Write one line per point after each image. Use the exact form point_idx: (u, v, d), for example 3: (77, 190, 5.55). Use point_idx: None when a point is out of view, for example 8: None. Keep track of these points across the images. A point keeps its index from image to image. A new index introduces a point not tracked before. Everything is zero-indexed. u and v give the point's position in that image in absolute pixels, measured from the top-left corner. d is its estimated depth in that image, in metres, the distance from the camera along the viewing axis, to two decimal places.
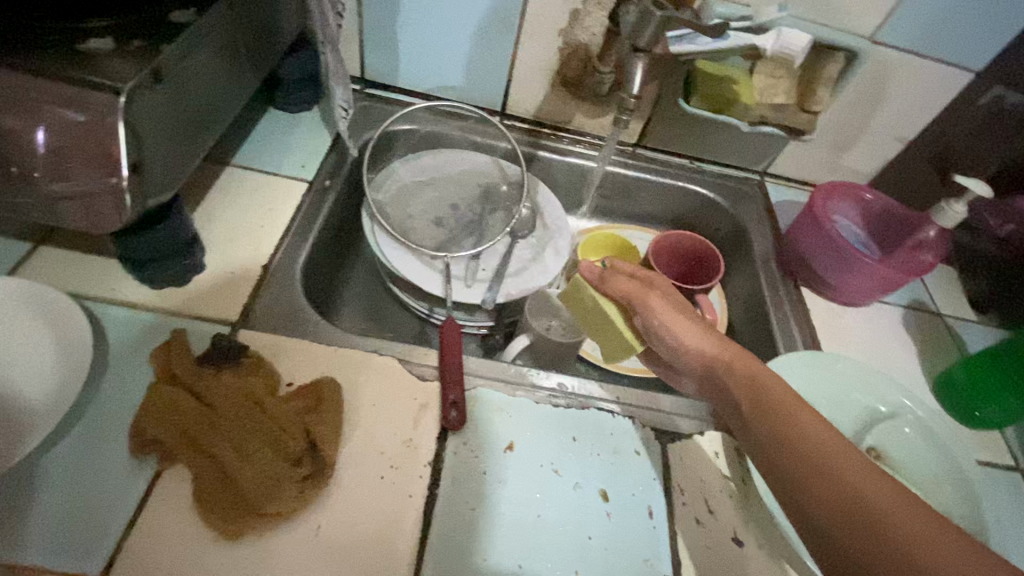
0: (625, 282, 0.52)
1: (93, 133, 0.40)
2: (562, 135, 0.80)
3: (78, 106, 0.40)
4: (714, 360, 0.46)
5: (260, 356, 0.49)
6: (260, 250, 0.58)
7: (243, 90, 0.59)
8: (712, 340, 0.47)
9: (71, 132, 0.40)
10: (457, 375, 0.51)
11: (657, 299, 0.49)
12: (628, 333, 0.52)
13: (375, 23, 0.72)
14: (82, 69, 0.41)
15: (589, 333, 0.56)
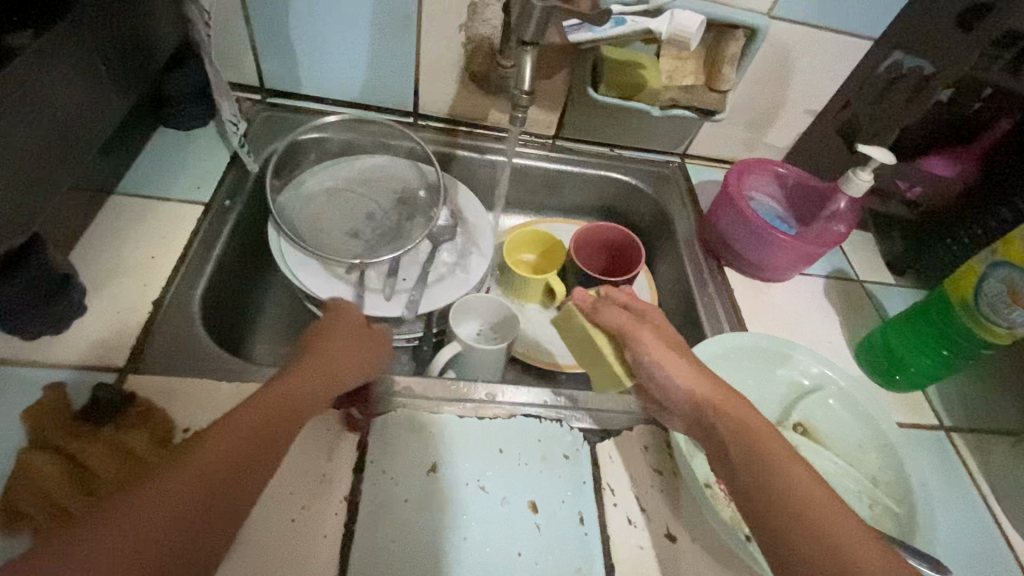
0: (616, 314, 0.51)
1: None
2: (478, 132, 0.78)
3: None
4: (694, 392, 0.45)
5: (151, 403, 0.45)
6: (151, 285, 0.54)
7: (112, 112, 0.55)
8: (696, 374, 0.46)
9: None
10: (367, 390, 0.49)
11: (649, 333, 0.49)
12: (618, 368, 0.51)
13: (263, 27, 0.67)
14: None
15: (579, 360, 0.56)
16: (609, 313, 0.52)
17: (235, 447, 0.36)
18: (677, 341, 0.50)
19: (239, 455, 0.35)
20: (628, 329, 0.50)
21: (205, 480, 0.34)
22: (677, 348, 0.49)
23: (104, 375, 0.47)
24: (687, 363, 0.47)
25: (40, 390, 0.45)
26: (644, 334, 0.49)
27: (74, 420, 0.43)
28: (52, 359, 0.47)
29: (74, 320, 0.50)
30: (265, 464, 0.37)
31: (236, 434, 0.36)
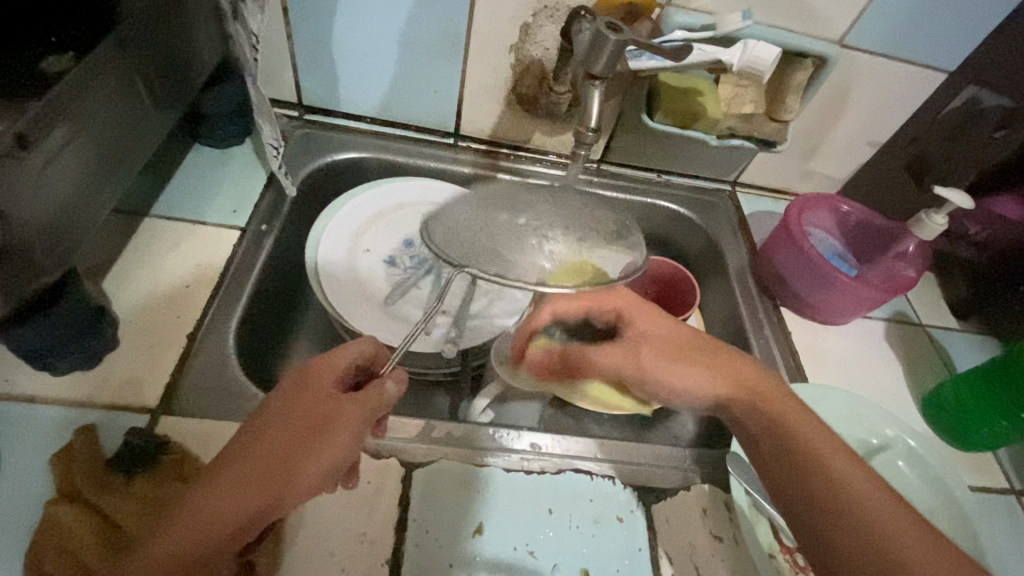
0: (606, 351, 0.49)
1: None
2: (521, 155, 0.75)
3: None
4: (717, 397, 0.45)
5: (185, 450, 0.43)
6: (186, 315, 0.51)
7: (153, 133, 0.52)
8: (710, 370, 0.45)
9: None
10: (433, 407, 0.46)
11: (649, 355, 0.47)
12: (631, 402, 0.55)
13: (306, 44, 0.64)
14: None
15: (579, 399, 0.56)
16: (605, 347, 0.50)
17: (248, 456, 0.35)
18: (658, 331, 0.49)
19: (251, 461, 0.35)
20: (629, 363, 0.48)
21: (221, 490, 0.34)
22: (671, 346, 0.47)
23: (136, 417, 0.45)
24: (687, 359, 0.46)
25: (71, 433, 0.42)
26: (645, 358, 0.47)
27: (106, 468, 0.41)
28: (82, 397, 0.45)
29: (107, 354, 0.47)
30: (287, 469, 0.35)
31: (247, 441, 0.36)
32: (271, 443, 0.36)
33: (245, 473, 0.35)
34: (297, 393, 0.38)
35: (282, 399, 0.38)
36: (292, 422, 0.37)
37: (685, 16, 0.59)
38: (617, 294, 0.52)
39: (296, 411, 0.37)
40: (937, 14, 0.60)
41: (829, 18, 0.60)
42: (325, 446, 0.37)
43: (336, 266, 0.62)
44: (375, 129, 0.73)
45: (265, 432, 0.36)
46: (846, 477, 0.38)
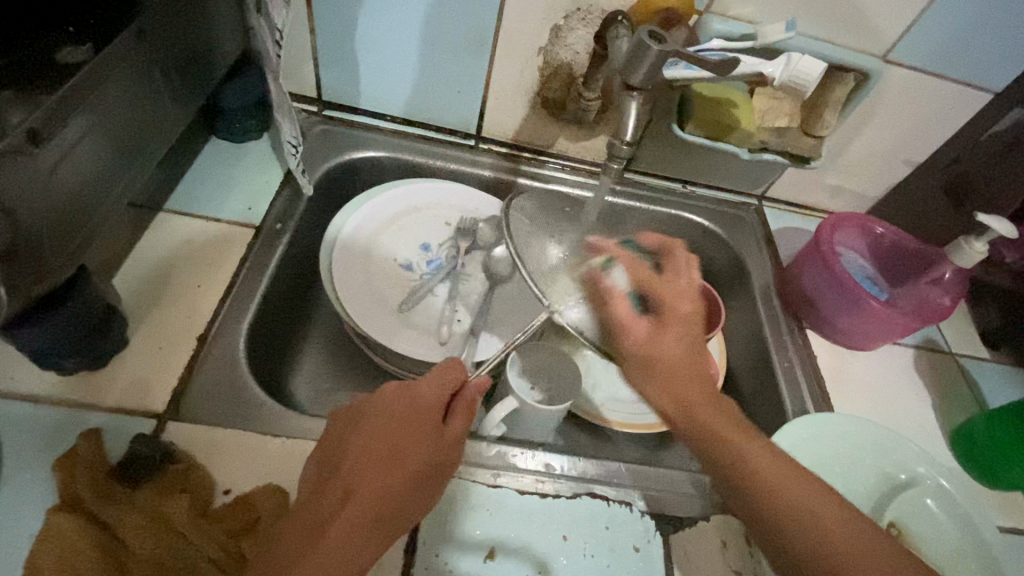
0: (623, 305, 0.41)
1: None
2: (544, 159, 0.72)
3: None
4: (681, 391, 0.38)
5: (192, 460, 0.42)
6: (195, 316, 0.50)
7: (171, 126, 0.51)
8: (674, 383, 0.38)
9: None
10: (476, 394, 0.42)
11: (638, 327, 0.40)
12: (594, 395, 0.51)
13: (328, 38, 0.62)
14: None
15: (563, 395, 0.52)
16: (665, 334, 0.39)
17: (377, 481, 0.36)
18: (683, 350, 0.39)
19: (384, 485, 0.36)
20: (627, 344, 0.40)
21: (356, 515, 0.35)
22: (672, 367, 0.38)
23: (142, 422, 0.43)
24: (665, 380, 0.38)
25: (75, 438, 0.41)
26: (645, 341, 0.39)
27: (111, 477, 0.40)
28: (87, 400, 0.43)
29: (115, 355, 0.46)
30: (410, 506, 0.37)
31: (373, 465, 0.37)
32: (401, 468, 0.37)
33: (378, 497, 0.36)
34: (414, 417, 0.40)
35: (400, 420, 0.39)
36: (420, 448, 0.38)
37: (724, 24, 0.57)
38: (680, 291, 0.41)
39: (418, 438, 0.39)
40: (987, 33, 0.57)
41: (873, 32, 0.58)
42: (444, 474, 0.38)
43: (350, 268, 0.61)
44: (395, 127, 0.71)
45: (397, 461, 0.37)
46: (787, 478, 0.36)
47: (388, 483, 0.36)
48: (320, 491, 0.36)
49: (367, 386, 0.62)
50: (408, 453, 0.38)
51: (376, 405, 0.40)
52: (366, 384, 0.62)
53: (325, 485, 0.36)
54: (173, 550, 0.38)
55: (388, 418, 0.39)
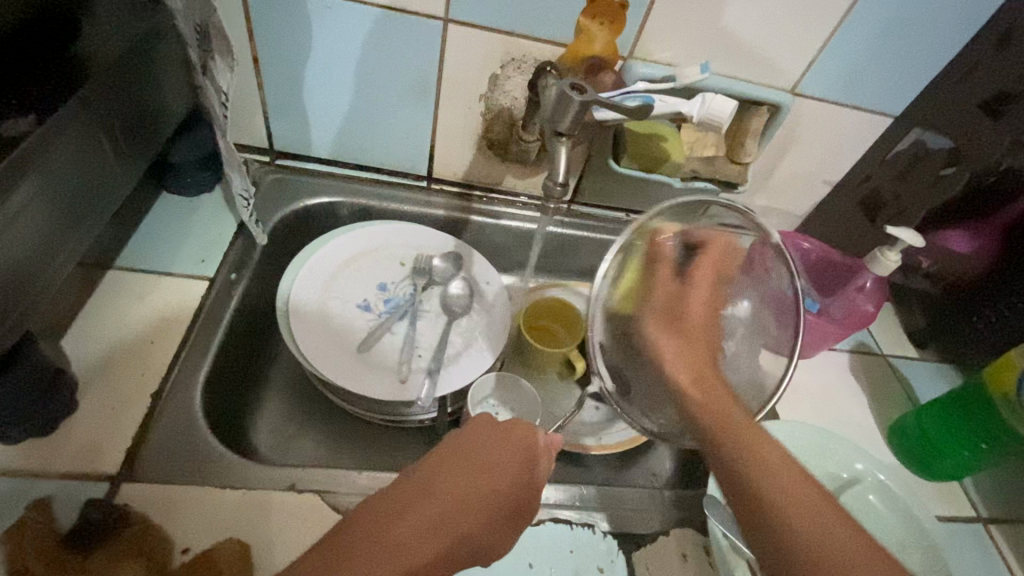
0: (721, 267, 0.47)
1: None
2: (493, 197, 0.76)
3: None
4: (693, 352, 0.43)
5: (147, 522, 0.42)
6: (149, 373, 0.50)
7: (118, 187, 0.51)
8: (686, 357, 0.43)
9: None
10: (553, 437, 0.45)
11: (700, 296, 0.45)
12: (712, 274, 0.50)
13: (276, 93, 0.65)
14: None
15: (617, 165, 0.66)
16: (697, 295, 0.45)
17: (462, 515, 0.37)
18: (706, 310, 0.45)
19: (471, 521, 0.38)
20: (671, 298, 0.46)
21: (440, 537, 0.36)
22: (697, 337, 0.44)
23: (95, 486, 0.43)
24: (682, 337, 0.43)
25: (22, 509, 0.40)
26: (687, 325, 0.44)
27: (60, 547, 0.39)
28: (36, 469, 0.42)
29: (64, 421, 0.45)
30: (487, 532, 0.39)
31: (477, 482, 0.39)
32: (493, 509, 0.39)
33: (466, 528, 0.37)
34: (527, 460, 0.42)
35: (500, 460, 0.41)
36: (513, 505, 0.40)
37: (645, 67, 0.62)
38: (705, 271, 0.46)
39: (519, 467, 0.41)
40: (878, 66, 0.64)
41: (780, 69, 0.64)
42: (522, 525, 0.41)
43: (309, 314, 0.62)
44: (349, 173, 0.73)
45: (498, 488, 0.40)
46: (781, 479, 0.36)
47: (478, 497, 0.39)
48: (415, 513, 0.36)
49: (330, 430, 0.62)
50: (498, 482, 0.40)
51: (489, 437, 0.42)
52: (330, 427, 0.62)
53: (413, 499, 0.37)
54: None
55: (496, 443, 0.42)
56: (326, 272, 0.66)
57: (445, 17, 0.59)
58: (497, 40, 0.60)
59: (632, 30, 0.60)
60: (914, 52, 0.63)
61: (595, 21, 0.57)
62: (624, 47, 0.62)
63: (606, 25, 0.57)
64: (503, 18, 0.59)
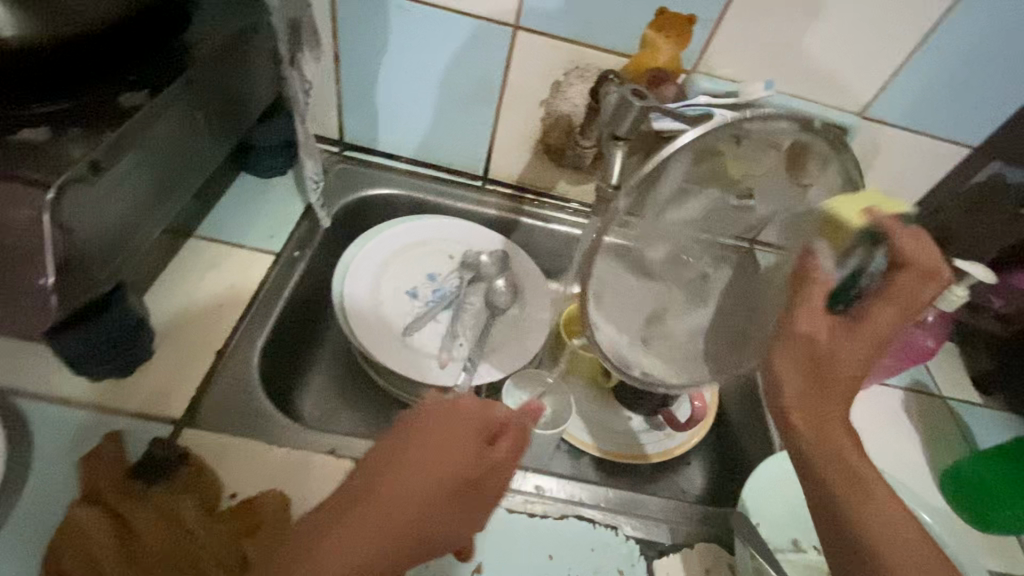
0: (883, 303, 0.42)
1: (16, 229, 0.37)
2: (545, 201, 0.77)
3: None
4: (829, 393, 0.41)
5: (202, 464, 0.45)
6: (215, 334, 0.54)
7: (207, 162, 0.57)
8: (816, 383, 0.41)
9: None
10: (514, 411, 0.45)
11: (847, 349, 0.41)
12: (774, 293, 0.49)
13: (351, 88, 0.69)
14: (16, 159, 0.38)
15: None
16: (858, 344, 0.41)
17: (395, 515, 0.37)
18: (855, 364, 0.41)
19: (408, 517, 0.38)
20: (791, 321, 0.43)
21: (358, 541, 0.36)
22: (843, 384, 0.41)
23: (160, 426, 0.47)
24: (814, 385, 0.41)
25: (98, 438, 0.45)
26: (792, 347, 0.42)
27: (128, 475, 0.43)
28: (114, 405, 0.47)
29: (140, 366, 0.50)
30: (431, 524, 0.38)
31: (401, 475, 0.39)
32: (430, 501, 0.39)
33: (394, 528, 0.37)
34: (473, 443, 0.41)
35: (436, 446, 0.40)
36: (435, 525, 0.39)
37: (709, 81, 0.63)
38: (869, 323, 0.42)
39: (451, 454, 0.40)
40: (956, 94, 0.62)
41: (848, 89, 0.63)
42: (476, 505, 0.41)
43: (360, 295, 0.66)
44: (409, 168, 0.77)
45: (430, 476, 0.39)
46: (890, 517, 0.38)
47: (404, 490, 0.38)
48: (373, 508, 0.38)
49: (369, 409, 0.65)
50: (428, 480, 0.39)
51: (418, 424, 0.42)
52: (370, 405, 0.65)
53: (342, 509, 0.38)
54: (179, 545, 0.40)
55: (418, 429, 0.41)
56: (381, 257, 0.70)
57: (515, 24, 0.61)
58: (562, 49, 0.63)
59: (697, 43, 0.61)
60: (997, 81, 0.60)
61: (660, 34, 0.59)
62: (688, 61, 0.63)
63: (671, 39, 0.59)
64: (570, 27, 0.61)
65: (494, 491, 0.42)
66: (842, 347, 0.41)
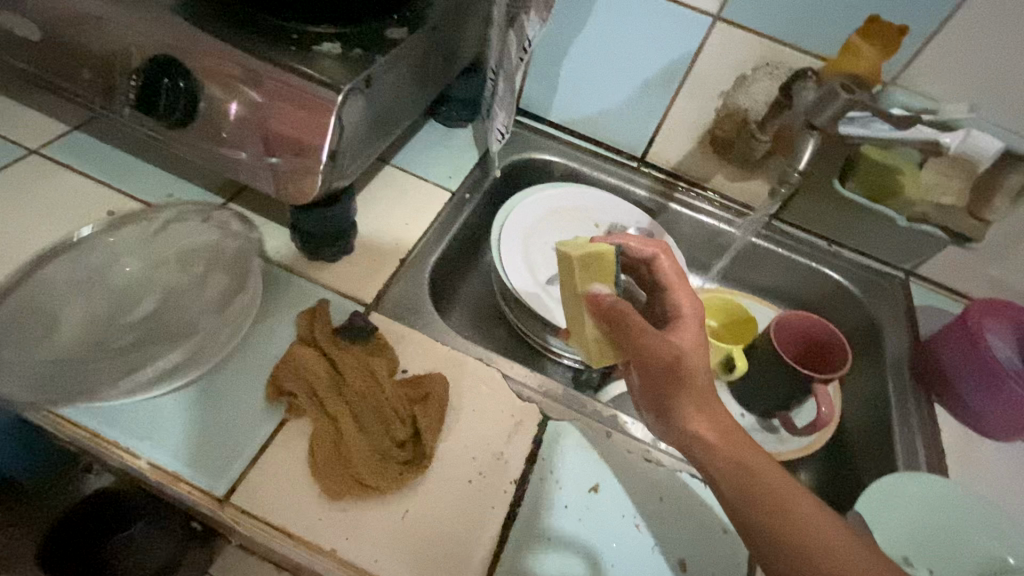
0: (683, 296, 0.48)
1: (308, 106, 0.47)
2: (697, 191, 0.79)
3: (264, 88, 0.48)
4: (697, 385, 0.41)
5: (385, 340, 0.54)
6: (399, 244, 0.63)
7: (423, 99, 0.66)
8: (691, 392, 0.41)
9: (287, 103, 0.48)
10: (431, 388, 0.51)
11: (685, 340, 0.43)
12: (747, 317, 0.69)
13: (544, 57, 0.76)
14: (303, 64, 0.49)
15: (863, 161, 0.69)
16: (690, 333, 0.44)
17: (331, 445, 0.46)
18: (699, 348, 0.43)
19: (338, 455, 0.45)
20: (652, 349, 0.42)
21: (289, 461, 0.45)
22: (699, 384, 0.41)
23: (355, 305, 0.57)
24: (692, 395, 0.41)
25: (312, 301, 0.55)
26: (664, 366, 0.41)
27: (334, 332, 0.52)
28: (324, 281, 0.58)
29: (344, 257, 0.60)
30: (359, 458, 0.45)
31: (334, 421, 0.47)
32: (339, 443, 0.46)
33: (347, 461, 0.45)
34: (366, 391, 0.49)
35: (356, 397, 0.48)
36: (337, 467, 0.45)
37: (906, 97, 0.63)
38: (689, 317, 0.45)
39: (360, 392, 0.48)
40: None
41: None
42: (387, 463, 0.46)
43: (516, 240, 0.72)
44: (570, 141, 0.82)
45: (345, 416, 0.47)
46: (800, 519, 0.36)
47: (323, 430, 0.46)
48: (376, 351, 0.52)
49: (500, 346, 0.72)
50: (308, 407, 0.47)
51: (353, 373, 0.49)
52: (503, 342, 0.72)
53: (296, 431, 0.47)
54: (370, 394, 0.48)
55: (322, 371, 0.49)
56: (538, 209, 0.76)
57: (717, 15, 0.65)
58: (756, 44, 0.65)
59: (903, 57, 0.61)
60: None
61: (868, 42, 0.59)
62: (890, 72, 0.62)
63: (878, 47, 0.59)
64: (771, 24, 0.63)
65: (396, 450, 0.47)
66: (695, 350, 0.42)
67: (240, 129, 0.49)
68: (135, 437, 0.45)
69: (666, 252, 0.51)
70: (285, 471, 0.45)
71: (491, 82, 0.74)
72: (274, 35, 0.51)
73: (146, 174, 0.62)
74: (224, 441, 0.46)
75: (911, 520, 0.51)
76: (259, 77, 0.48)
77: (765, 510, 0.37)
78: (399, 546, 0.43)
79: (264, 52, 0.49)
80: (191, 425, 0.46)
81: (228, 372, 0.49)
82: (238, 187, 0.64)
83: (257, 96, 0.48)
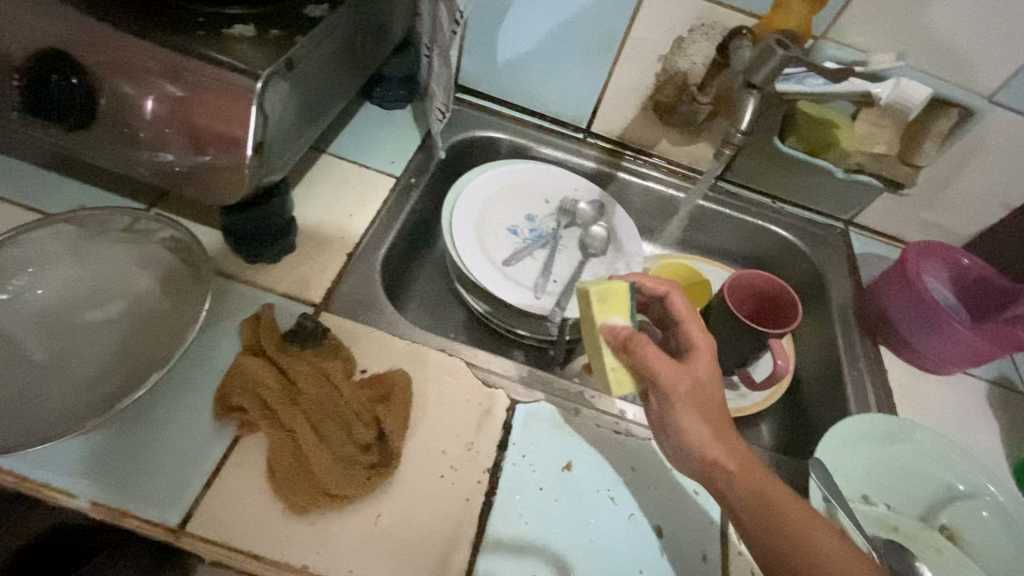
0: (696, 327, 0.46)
1: (224, 94, 0.43)
2: (644, 158, 0.79)
3: (179, 81, 0.44)
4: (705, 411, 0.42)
5: (338, 340, 0.51)
6: (344, 238, 0.60)
7: (354, 81, 0.62)
8: (707, 420, 0.41)
9: (201, 94, 0.44)
10: (391, 388, 0.49)
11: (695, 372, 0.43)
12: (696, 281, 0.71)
13: (478, 30, 0.73)
14: (215, 49, 0.44)
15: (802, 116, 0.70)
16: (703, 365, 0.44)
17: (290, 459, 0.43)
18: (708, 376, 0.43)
19: (299, 469, 0.43)
20: (672, 383, 0.42)
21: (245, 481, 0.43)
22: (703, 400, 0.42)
23: (303, 306, 0.54)
24: (708, 420, 0.41)
25: (255, 307, 0.52)
26: (685, 395, 0.42)
27: (282, 338, 0.49)
28: (266, 284, 0.54)
29: (285, 256, 0.57)
30: (322, 471, 0.43)
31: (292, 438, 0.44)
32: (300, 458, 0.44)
33: (309, 475, 0.43)
34: (324, 398, 0.47)
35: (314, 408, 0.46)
36: (300, 482, 0.43)
37: (836, 49, 0.64)
38: (702, 349, 0.44)
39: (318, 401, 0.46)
40: None
41: (974, 71, 0.63)
42: (352, 469, 0.44)
43: (466, 223, 0.70)
44: (513, 115, 0.80)
45: (303, 429, 0.44)
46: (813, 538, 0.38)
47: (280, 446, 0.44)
48: (333, 357, 0.50)
49: (461, 332, 0.70)
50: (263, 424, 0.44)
51: (308, 385, 0.46)
52: (463, 328, 0.71)
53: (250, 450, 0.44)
54: (327, 399, 0.47)
55: (277, 384, 0.46)
56: (487, 190, 0.74)
57: None
58: (690, 5, 0.64)
59: (831, 10, 0.62)
60: None
61: None
62: (820, 26, 0.63)
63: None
64: None
65: (361, 455, 0.45)
66: (709, 381, 0.43)
67: (153, 124, 0.45)
68: (68, 477, 0.41)
69: (678, 289, 0.50)
70: (245, 491, 0.42)
71: (426, 58, 0.72)
72: (177, 19, 0.46)
73: (51, 183, 0.56)
74: (173, 467, 0.43)
75: (867, 459, 0.54)
76: (165, 67, 0.44)
77: (780, 529, 0.38)
78: (375, 553, 0.42)
79: (166, 38, 0.44)
80: (133, 454, 0.43)
81: (169, 391, 0.46)
82: (159, 191, 0.59)
83: (167, 88, 0.44)
